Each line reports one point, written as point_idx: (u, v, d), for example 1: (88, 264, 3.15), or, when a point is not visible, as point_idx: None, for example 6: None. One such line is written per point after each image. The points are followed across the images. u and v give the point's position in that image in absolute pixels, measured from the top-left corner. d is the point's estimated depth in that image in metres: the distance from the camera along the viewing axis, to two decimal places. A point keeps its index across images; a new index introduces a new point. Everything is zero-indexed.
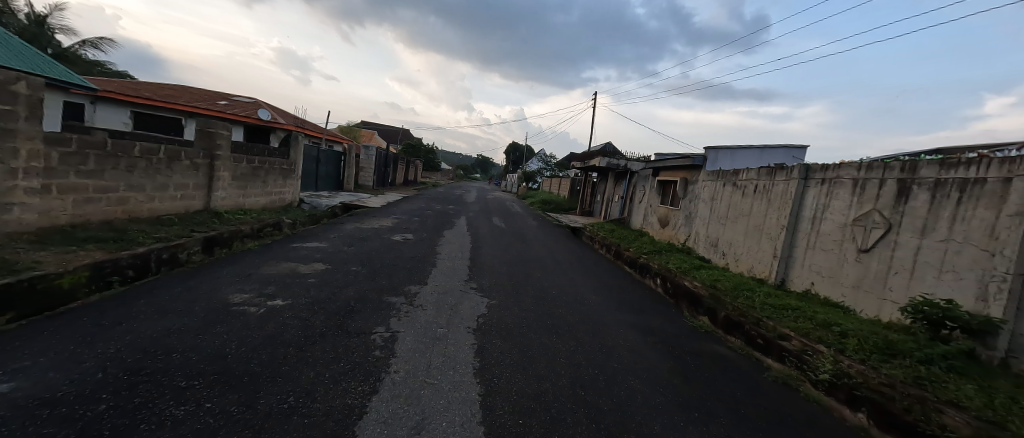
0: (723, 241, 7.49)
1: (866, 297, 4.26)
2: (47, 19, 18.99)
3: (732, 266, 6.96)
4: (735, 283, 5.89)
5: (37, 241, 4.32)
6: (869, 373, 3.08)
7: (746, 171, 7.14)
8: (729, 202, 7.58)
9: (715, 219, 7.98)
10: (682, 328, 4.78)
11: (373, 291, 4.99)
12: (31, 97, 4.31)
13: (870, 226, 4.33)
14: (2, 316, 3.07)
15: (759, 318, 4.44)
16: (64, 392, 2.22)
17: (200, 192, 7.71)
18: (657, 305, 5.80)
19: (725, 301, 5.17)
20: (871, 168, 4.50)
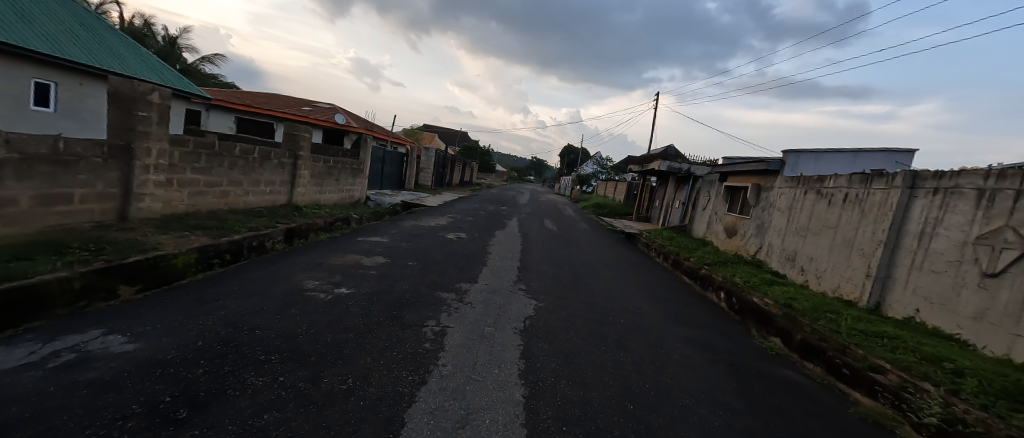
0: (802, 254, 6.93)
1: (991, 330, 3.74)
2: (177, 40, 22.53)
3: (814, 284, 6.42)
4: (815, 304, 5.44)
5: (161, 226, 5.20)
6: (992, 422, 2.68)
7: (832, 178, 6.56)
8: (811, 211, 6.99)
9: (793, 232, 7.37)
10: (747, 349, 4.53)
11: (425, 286, 5.32)
12: (161, 106, 5.19)
13: (999, 246, 3.79)
14: (132, 288, 3.80)
15: (845, 346, 4.08)
16: (172, 355, 2.72)
17: (285, 187, 8.69)
18: (719, 321, 5.52)
19: (802, 322, 4.81)
20: (1003, 177, 3.97)
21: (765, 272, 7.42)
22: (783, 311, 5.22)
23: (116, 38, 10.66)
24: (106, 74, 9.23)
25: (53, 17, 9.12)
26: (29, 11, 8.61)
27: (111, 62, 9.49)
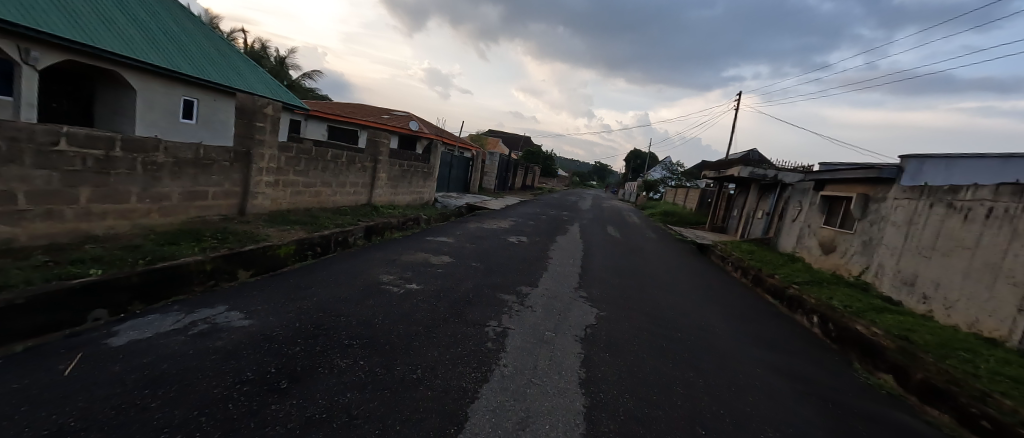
0: (924, 279, 5.95)
1: None
2: (285, 59, 25.85)
3: (940, 315, 5.47)
4: (942, 340, 4.64)
5: (269, 220, 6.02)
6: None
7: (971, 190, 5.58)
8: (938, 229, 5.99)
9: (912, 252, 6.37)
10: (846, 383, 4.00)
11: (488, 287, 5.50)
12: (274, 117, 6.00)
13: None
14: (248, 272, 4.47)
15: (983, 393, 3.44)
16: (276, 333, 3.16)
17: (366, 189, 9.53)
18: (810, 349, 4.95)
19: (922, 359, 4.13)
20: None
21: (873, 298, 6.49)
22: (895, 344, 4.52)
23: (240, 59, 12.59)
24: (233, 91, 10.95)
25: (197, 45, 11.05)
26: (181, 40, 10.53)
27: (235, 80, 11.23)
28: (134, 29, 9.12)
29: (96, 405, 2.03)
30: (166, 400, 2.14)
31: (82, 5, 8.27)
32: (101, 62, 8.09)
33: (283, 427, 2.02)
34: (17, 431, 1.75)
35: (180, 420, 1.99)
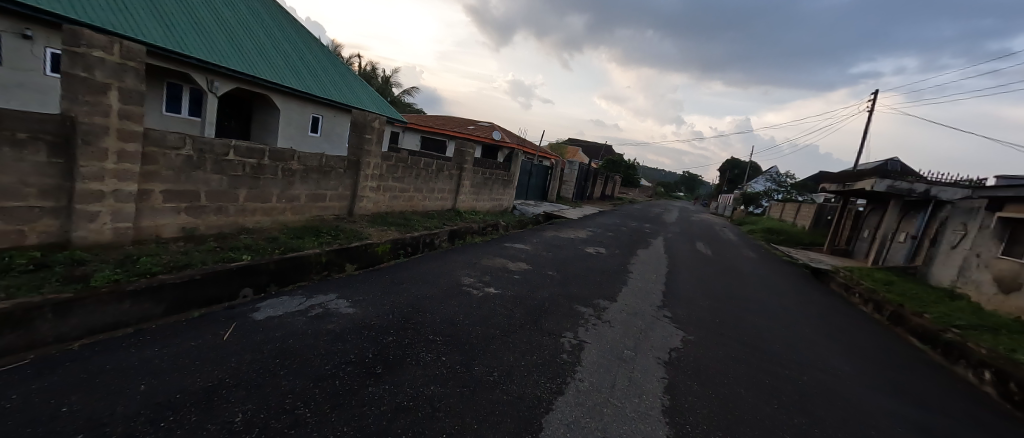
0: None
1: None
2: (389, 77, 28.92)
3: None
4: None
5: (370, 221, 6.73)
6: None
7: None
8: None
9: None
10: None
11: (565, 297, 5.43)
12: (380, 130, 6.68)
13: None
14: (353, 266, 5.05)
15: None
16: (374, 322, 3.52)
17: (451, 195, 10.12)
18: (976, 412, 3.92)
19: None
20: None
21: None
22: None
23: (356, 80, 14.43)
24: (349, 108, 12.59)
25: (323, 70, 12.96)
26: (312, 66, 12.45)
27: (351, 99, 12.90)
28: (280, 60, 11.05)
29: (242, 367, 2.49)
30: (289, 370, 2.54)
31: (247, 42, 10.28)
32: (257, 88, 9.96)
33: (377, 408, 2.25)
34: (192, 383, 2.24)
35: (299, 389, 2.34)
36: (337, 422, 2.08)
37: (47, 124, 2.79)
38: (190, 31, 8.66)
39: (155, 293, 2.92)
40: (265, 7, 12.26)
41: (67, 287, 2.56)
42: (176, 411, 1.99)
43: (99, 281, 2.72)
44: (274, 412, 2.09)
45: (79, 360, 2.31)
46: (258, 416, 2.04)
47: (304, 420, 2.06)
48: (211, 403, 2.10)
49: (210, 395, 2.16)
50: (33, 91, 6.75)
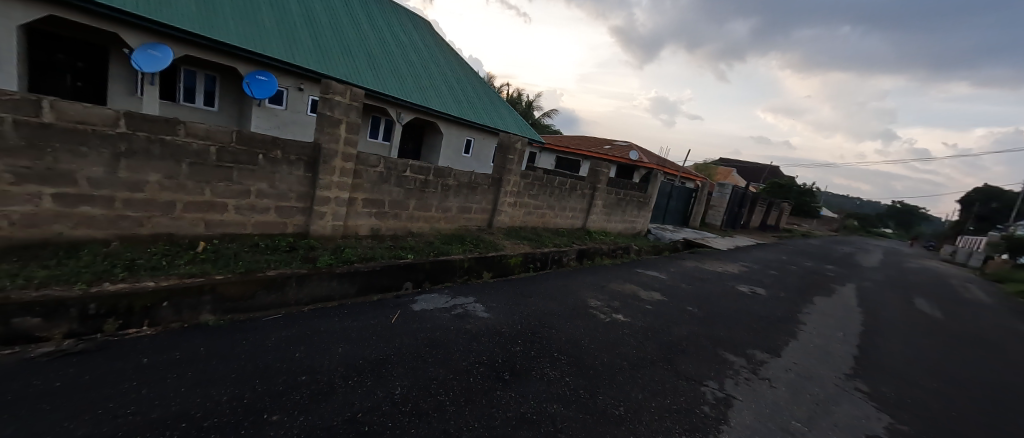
0: None
1: None
2: (532, 101, 30.96)
3: None
4: None
5: (506, 234, 7.19)
6: None
7: None
8: None
9: None
10: None
11: (708, 340, 4.74)
12: (522, 150, 7.10)
13: None
14: (489, 274, 5.50)
15: None
16: (504, 329, 3.77)
17: (582, 214, 10.03)
18: None
19: None
20: None
21: None
22: None
23: (505, 106, 15.92)
24: (497, 132, 13.99)
25: (479, 98, 14.69)
26: (470, 95, 14.26)
27: (499, 123, 14.29)
28: (446, 92, 13.01)
29: (402, 348, 2.99)
30: (435, 359, 2.93)
31: (426, 80, 12.47)
32: (428, 117, 11.94)
33: (505, 413, 2.40)
34: (368, 354, 2.80)
35: (442, 378, 2.67)
36: (471, 416, 2.30)
37: (306, 149, 3.93)
38: (388, 74, 10.99)
39: (351, 277, 3.76)
40: (440, 49, 14.66)
41: (305, 265, 3.57)
42: (359, 374, 2.52)
43: (322, 263, 3.68)
44: (424, 393, 2.44)
45: (306, 320, 3.16)
46: (411, 393, 2.42)
47: (445, 407, 2.34)
48: (381, 373, 2.59)
49: (380, 366, 2.67)
50: (300, 125, 9.43)
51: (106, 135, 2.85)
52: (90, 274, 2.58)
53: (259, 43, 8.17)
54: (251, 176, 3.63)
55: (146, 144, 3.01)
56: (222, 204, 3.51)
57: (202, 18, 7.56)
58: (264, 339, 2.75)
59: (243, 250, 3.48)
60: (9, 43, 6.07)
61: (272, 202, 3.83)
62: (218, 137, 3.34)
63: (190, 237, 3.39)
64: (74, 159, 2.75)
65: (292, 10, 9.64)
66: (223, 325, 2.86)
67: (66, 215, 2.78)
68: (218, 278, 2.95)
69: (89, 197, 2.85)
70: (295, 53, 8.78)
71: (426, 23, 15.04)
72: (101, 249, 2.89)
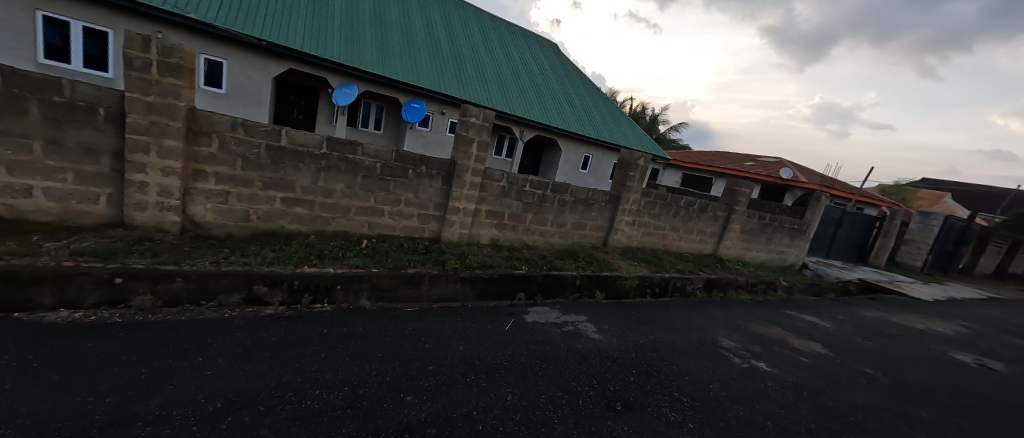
0: None
1: None
2: (659, 115, 29.25)
3: None
4: None
5: (622, 254, 6.80)
6: None
7: None
8: None
9: None
10: None
11: (904, 417, 3.38)
12: (644, 167, 6.66)
13: None
14: (601, 294, 5.31)
15: None
16: (618, 356, 3.59)
17: (713, 238, 8.71)
18: None
19: None
20: None
21: None
22: None
23: (629, 121, 15.44)
24: (618, 148, 13.62)
25: (601, 114, 14.57)
26: (593, 112, 14.25)
27: (621, 139, 13.90)
28: (569, 110, 13.28)
29: (516, 356, 3.12)
30: (546, 373, 2.97)
31: (550, 99, 12.95)
32: (550, 134, 12.34)
33: None
34: (485, 356, 3.00)
35: (552, 394, 2.69)
36: None
37: (445, 165, 4.47)
38: (515, 95, 11.78)
39: (474, 281, 4.11)
40: (566, 68, 15.09)
41: (437, 267, 4.07)
42: (476, 374, 2.72)
43: (452, 265, 4.15)
44: (533, 406, 2.49)
45: (436, 316, 3.59)
46: (521, 403, 2.49)
47: (552, 423, 2.35)
48: (496, 377, 2.75)
49: (495, 370, 2.83)
50: (439, 144, 10.66)
51: (313, 154, 3.72)
52: (295, 256, 3.50)
53: (415, 75, 9.61)
54: (403, 188, 4.29)
55: (337, 161, 3.84)
56: (380, 210, 4.23)
57: (378, 58, 9.25)
58: (404, 328, 3.21)
59: (392, 249, 4.15)
60: (270, 88, 8.15)
61: (415, 210, 4.45)
62: (383, 155, 4.06)
63: (357, 235, 4.17)
64: (293, 172, 3.69)
65: (441, 45, 11.13)
66: (375, 310, 3.45)
67: (287, 213, 3.76)
68: (374, 271, 3.61)
69: (299, 200, 3.77)
70: (440, 81, 10.07)
71: (553, 45, 15.70)
72: (302, 240, 3.79)
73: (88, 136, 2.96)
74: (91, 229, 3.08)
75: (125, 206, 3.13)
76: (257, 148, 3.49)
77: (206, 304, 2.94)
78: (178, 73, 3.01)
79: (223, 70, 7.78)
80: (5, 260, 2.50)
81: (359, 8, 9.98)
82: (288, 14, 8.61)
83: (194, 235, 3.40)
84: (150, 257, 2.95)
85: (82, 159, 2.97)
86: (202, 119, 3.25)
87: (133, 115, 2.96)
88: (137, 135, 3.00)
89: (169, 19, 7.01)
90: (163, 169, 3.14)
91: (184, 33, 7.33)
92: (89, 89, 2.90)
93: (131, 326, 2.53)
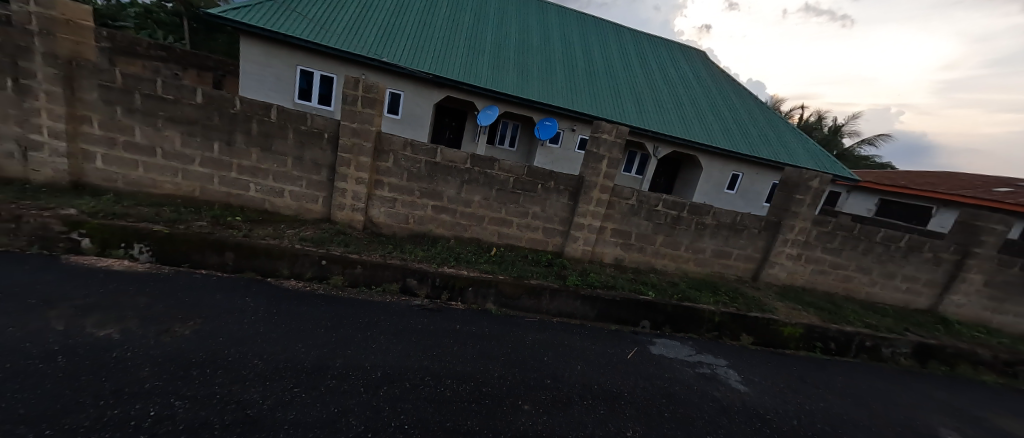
0: None
1: None
2: (843, 127, 23.86)
3: None
4: None
5: (778, 294, 5.18)
6: None
7: None
8: None
9: None
10: None
11: None
12: (819, 190, 4.92)
13: None
14: (749, 338, 4.31)
15: None
16: (769, 416, 3.00)
17: (933, 291, 5.43)
18: None
19: None
20: None
21: None
22: None
23: (794, 133, 13.05)
24: (779, 165, 11.60)
25: (757, 126, 12.68)
26: (746, 123, 12.52)
27: (782, 155, 11.84)
28: (715, 122, 11.97)
29: (639, 389, 2.94)
30: (673, 417, 2.69)
31: (692, 112, 11.91)
32: (690, 150, 11.30)
33: None
34: (606, 381, 2.92)
35: None
36: None
37: (573, 181, 4.53)
38: (651, 109, 11.23)
39: (595, 301, 4.01)
40: (713, 77, 13.71)
41: (558, 281, 4.13)
42: (594, 398, 2.68)
43: (572, 282, 4.14)
44: None
45: (557, 330, 3.65)
46: None
47: None
48: (616, 407, 2.65)
49: (615, 400, 2.73)
50: (568, 160, 10.75)
51: (459, 169, 4.21)
52: (439, 257, 4.01)
53: (551, 96, 10.05)
54: (532, 201, 4.51)
55: (478, 174, 4.27)
56: (510, 221, 4.52)
57: (519, 81, 9.98)
58: (525, 337, 3.38)
59: (518, 259, 4.39)
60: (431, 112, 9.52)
61: (541, 223, 4.62)
62: (517, 171, 4.34)
63: (488, 243, 4.55)
64: (443, 184, 4.23)
65: (578, 64, 11.38)
66: (500, 315, 3.71)
67: (435, 219, 4.34)
68: (500, 277, 3.88)
69: (446, 208, 4.31)
70: (573, 98, 10.30)
71: (700, 53, 14.47)
72: (445, 243, 4.32)
73: (315, 153, 3.94)
74: (311, 221, 4.12)
75: (330, 206, 4.09)
76: (419, 163, 4.13)
77: (374, 289, 3.62)
78: (373, 104, 3.79)
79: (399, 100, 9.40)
80: (267, 240, 3.56)
81: (506, 37, 10.94)
82: (450, 48, 9.91)
83: (370, 232, 4.22)
84: (343, 246, 3.78)
85: (312, 170, 3.98)
86: (385, 140, 4.01)
87: (344, 138, 3.86)
88: (345, 153, 3.90)
89: (371, 64, 8.81)
90: (356, 179, 3.99)
91: (379, 73, 9.07)
92: (320, 120, 3.86)
93: (327, 299, 3.32)
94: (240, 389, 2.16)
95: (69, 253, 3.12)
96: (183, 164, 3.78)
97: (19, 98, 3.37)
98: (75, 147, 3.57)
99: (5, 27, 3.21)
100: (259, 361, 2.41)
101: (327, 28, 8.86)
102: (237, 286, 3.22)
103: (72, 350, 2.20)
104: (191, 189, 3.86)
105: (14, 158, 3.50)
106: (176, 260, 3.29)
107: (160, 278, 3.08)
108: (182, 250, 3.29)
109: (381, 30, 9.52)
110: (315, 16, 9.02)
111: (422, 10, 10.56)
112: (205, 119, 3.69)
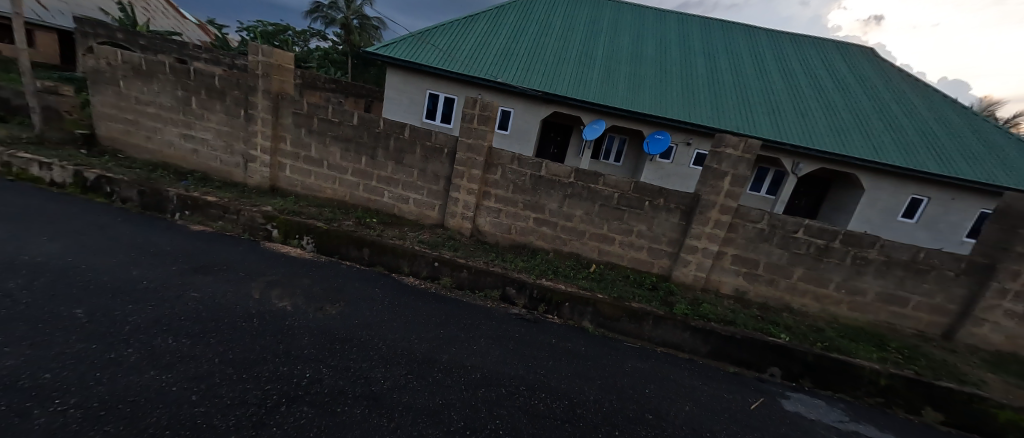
0: None
1: None
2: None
3: None
4: None
5: (991, 364, 3.67)
6: None
7: None
8: None
9: None
10: None
11: None
12: None
13: None
14: (939, 416, 3.22)
15: None
16: None
17: None
18: None
19: None
20: None
21: None
22: None
23: (1017, 146, 9.77)
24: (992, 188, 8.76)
25: (953, 137, 9.87)
26: (934, 134, 9.85)
27: (995, 174, 8.95)
28: (886, 133, 9.70)
29: None
30: None
31: (850, 122, 9.88)
32: (846, 167, 9.34)
33: None
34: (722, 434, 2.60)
35: None
36: None
37: (685, 199, 4.15)
38: (793, 120, 9.68)
39: (708, 334, 3.57)
40: (884, 79, 11.19)
41: (663, 307, 3.81)
42: None
43: (680, 310, 3.76)
44: None
45: (661, 361, 3.38)
46: None
47: None
48: None
49: None
50: (680, 177, 9.91)
51: (563, 183, 4.26)
52: (539, 269, 4.10)
53: (666, 108, 9.43)
54: (638, 219, 4.28)
55: (580, 189, 4.25)
56: (612, 238, 4.37)
57: (631, 94, 9.61)
58: (625, 363, 3.22)
59: (618, 279, 4.21)
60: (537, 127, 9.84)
61: (646, 242, 4.35)
62: (622, 186, 4.19)
63: (588, 259, 4.46)
64: (546, 197, 4.32)
65: (700, 73, 10.48)
66: (597, 335, 3.60)
67: (536, 231, 4.45)
68: (599, 297, 3.76)
69: (547, 221, 4.39)
70: (693, 111, 9.49)
71: (862, 51, 12.02)
72: (544, 255, 4.39)
73: (436, 166, 4.43)
74: (428, 226, 4.63)
75: (444, 213, 4.54)
76: (524, 176, 4.31)
77: (477, 294, 3.86)
78: (487, 121, 4.11)
79: (509, 117, 9.95)
80: (394, 240, 4.13)
81: (620, 49, 10.67)
82: (562, 65, 10.09)
83: (476, 239, 4.54)
84: (452, 250, 4.16)
85: (432, 181, 4.48)
86: (495, 154, 4.30)
87: (460, 153, 4.27)
88: (460, 166, 4.30)
89: (487, 85, 9.57)
90: (467, 190, 4.35)
91: (494, 93, 9.78)
92: (442, 137, 4.33)
93: (438, 298, 3.67)
94: (368, 367, 2.54)
95: (265, 240, 4.08)
96: (339, 173, 4.63)
97: (245, 123, 4.58)
98: (274, 159, 4.69)
99: (248, 73, 4.43)
100: (381, 346, 2.80)
101: (453, 55, 9.91)
102: (370, 277, 3.78)
103: (260, 315, 2.86)
104: (343, 194, 4.70)
105: (240, 168, 4.76)
106: (330, 252, 4.03)
107: (318, 265, 3.81)
108: (334, 243, 4.01)
109: (499, 52, 10.22)
110: (445, 45, 10.16)
111: (537, 29, 10.96)
112: (358, 137, 4.48)
